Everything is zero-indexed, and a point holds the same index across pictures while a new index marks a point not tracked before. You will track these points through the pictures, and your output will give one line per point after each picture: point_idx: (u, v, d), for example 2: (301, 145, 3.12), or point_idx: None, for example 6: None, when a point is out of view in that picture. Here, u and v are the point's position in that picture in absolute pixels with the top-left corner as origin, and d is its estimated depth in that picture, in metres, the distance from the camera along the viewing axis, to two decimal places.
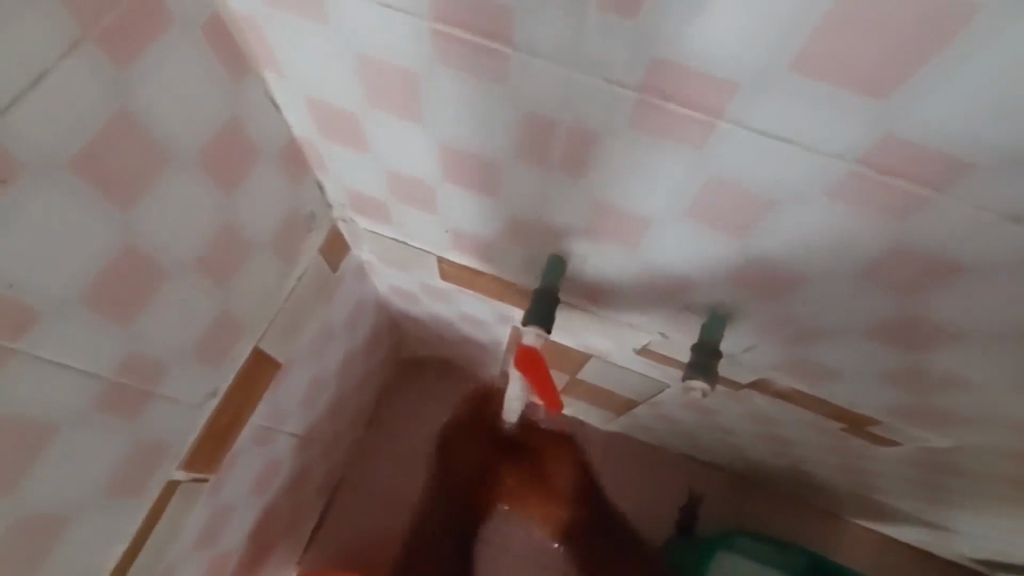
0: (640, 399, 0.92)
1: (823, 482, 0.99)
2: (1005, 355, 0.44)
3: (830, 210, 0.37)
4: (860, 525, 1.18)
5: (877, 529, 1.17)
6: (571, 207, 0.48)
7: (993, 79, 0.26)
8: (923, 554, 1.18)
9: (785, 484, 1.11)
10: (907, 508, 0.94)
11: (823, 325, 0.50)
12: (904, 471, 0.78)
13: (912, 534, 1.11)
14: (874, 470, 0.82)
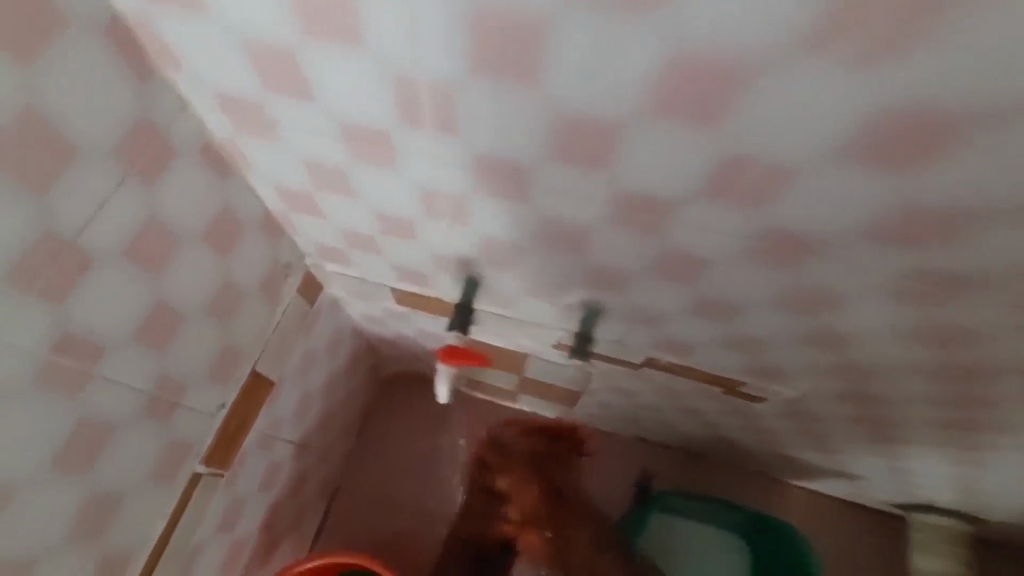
0: (580, 390, 1.10)
1: (745, 445, 1.17)
2: (772, 316, 0.63)
3: (612, 232, 0.57)
4: (795, 485, 1.35)
5: (809, 487, 1.34)
6: (466, 242, 0.68)
7: (649, 163, 0.46)
8: (851, 506, 1.36)
9: (723, 454, 1.29)
10: (813, 460, 1.12)
11: (659, 310, 0.70)
12: (786, 424, 0.96)
13: (836, 487, 1.29)
14: (769, 427, 1.00)
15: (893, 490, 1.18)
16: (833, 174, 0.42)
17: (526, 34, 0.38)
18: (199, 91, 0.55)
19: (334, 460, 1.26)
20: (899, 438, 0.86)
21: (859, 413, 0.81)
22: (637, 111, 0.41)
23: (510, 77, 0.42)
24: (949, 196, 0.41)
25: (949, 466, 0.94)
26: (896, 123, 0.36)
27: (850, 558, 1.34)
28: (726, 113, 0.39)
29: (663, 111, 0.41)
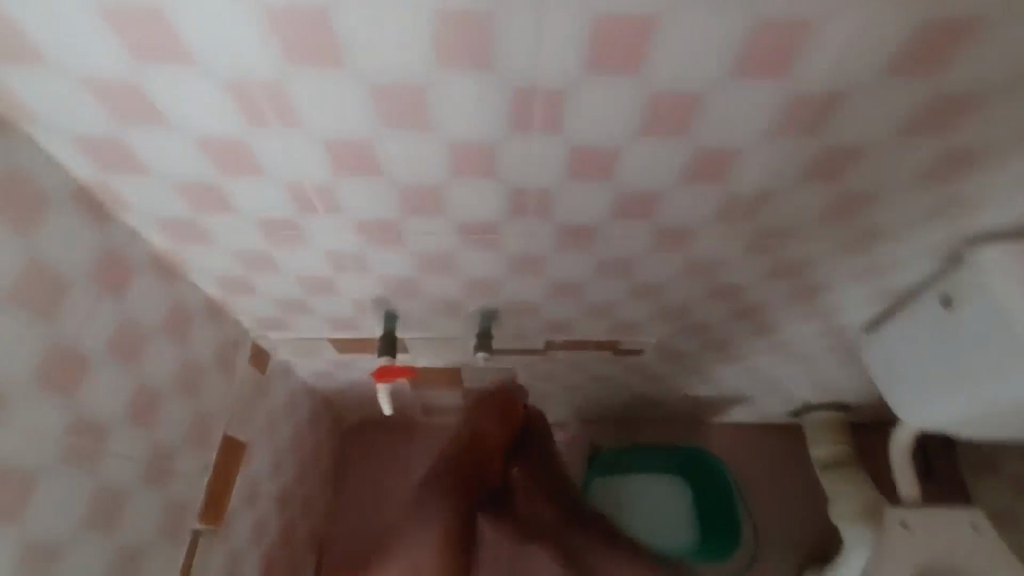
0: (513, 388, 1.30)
1: (658, 398, 1.41)
2: (604, 287, 0.87)
3: (469, 256, 0.79)
4: (716, 423, 1.59)
5: (726, 421, 1.58)
6: (372, 285, 0.89)
7: (469, 209, 0.70)
8: (766, 428, 1.59)
9: (647, 413, 1.52)
10: (709, 394, 1.37)
11: (530, 302, 0.93)
12: (668, 368, 1.20)
13: (744, 414, 1.54)
14: (660, 373, 1.24)
15: (778, 403, 1.45)
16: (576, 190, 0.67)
17: (361, 146, 0.60)
18: (146, 223, 0.74)
19: (315, 510, 1.40)
20: (744, 356, 1.12)
21: (705, 344, 1.07)
22: (446, 179, 0.65)
23: (361, 173, 0.64)
24: (647, 187, 0.65)
25: (794, 371, 1.19)
26: (589, 161, 0.61)
27: (781, 473, 1.55)
28: (495, 172, 0.63)
29: (460, 176, 0.64)
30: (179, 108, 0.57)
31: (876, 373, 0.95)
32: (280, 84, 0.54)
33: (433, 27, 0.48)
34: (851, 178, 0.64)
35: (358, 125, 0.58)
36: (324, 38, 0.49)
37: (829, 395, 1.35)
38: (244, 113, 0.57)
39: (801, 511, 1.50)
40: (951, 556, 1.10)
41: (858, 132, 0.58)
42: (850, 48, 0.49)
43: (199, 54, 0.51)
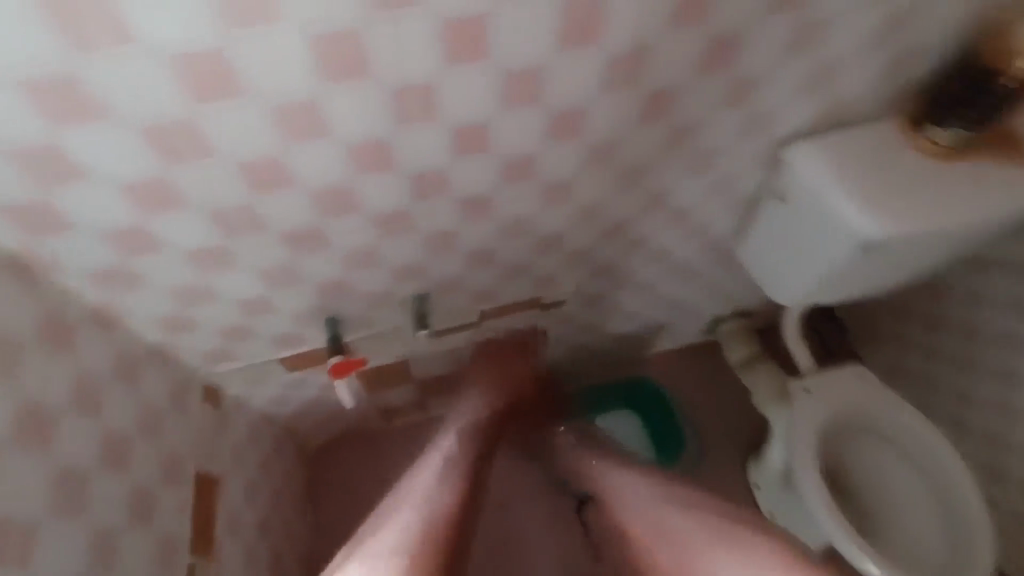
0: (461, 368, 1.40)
1: (594, 344, 1.54)
2: (514, 248, 0.99)
3: (388, 245, 0.89)
4: (652, 354, 1.75)
5: (660, 350, 1.74)
6: (308, 293, 0.97)
7: (377, 201, 0.80)
8: (694, 348, 1.77)
9: (590, 361, 1.64)
10: (634, 330, 1.54)
11: (454, 278, 1.04)
12: (591, 313, 1.35)
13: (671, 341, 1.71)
14: (587, 320, 1.39)
15: (693, 325, 1.64)
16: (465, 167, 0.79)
17: (272, 163, 0.70)
18: (77, 280, 0.78)
19: (299, 534, 1.44)
20: (649, 286, 1.29)
21: (613, 282, 1.23)
22: (351, 177, 0.75)
23: (276, 187, 0.73)
24: (522, 151, 0.78)
25: (694, 289, 1.38)
26: (468, 139, 0.73)
27: (715, 383, 1.73)
28: (392, 164, 0.74)
29: (363, 172, 0.74)
30: (96, 158, 0.63)
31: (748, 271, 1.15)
32: (192, 121, 0.62)
33: (314, 49, 0.59)
34: (676, 112, 0.80)
35: (265, 144, 0.67)
36: (222, 75, 0.59)
37: (730, 305, 1.56)
38: (160, 152, 0.65)
39: (739, 412, 1.69)
40: (845, 404, 1.33)
41: (668, 75, 0.74)
42: (639, 11, 0.64)
43: (111, 107, 0.59)
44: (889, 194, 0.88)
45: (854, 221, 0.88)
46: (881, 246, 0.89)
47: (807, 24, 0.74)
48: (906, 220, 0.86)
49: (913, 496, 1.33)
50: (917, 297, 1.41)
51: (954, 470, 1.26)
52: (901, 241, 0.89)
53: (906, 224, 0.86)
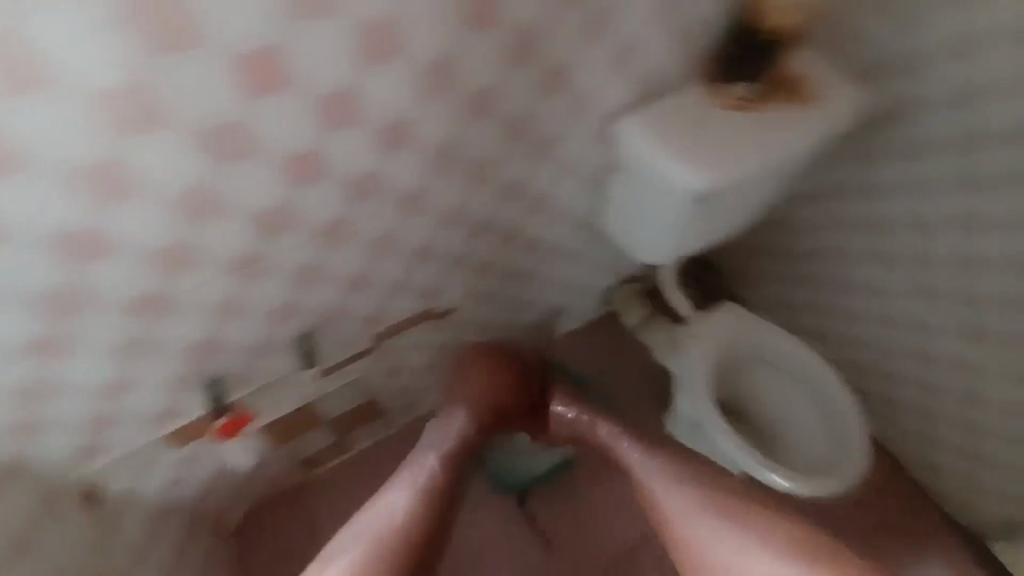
0: (371, 396, 1.36)
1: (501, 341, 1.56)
2: (388, 266, 0.99)
3: (250, 289, 0.86)
4: (557, 337, 1.78)
5: (564, 332, 1.78)
6: (175, 361, 0.90)
7: (221, 248, 0.78)
8: (596, 323, 1.83)
9: None
10: (533, 319, 1.59)
11: (334, 310, 1.01)
12: (488, 311, 1.37)
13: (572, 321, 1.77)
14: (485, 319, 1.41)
15: (588, 301, 1.72)
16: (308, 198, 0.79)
17: (86, 231, 0.67)
18: None
19: None
20: (533, 273, 1.34)
21: (497, 276, 1.26)
22: (181, 229, 0.73)
23: (99, 255, 0.70)
24: (359, 169, 0.80)
25: (576, 267, 1.45)
26: (298, 169, 0.75)
27: (619, 353, 1.81)
28: (225, 208, 0.74)
29: (195, 221, 0.73)
30: None
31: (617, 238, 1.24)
32: None
33: (102, 109, 0.60)
34: (498, 107, 0.86)
35: (71, 215, 0.65)
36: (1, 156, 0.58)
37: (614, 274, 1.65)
38: None
39: (645, 370, 1.80)
40: (726, 339, 1.47)
41: (478, 75, 0.79)
42: (428, 24, 0.70)
43: None
44: (702, 147, 0.98)
45: (677, 177, 0.97)
46: (707, 193, 0.99)
47: (595, 9, 0.82)
48: (721, 166, 0.97)
49: (800, 407, 1.49)
50: (762, 233, 1.57)
51: (824, 373, 1.42)
52: (725, 185, 0.99)
53: (721, 170, 0.96)
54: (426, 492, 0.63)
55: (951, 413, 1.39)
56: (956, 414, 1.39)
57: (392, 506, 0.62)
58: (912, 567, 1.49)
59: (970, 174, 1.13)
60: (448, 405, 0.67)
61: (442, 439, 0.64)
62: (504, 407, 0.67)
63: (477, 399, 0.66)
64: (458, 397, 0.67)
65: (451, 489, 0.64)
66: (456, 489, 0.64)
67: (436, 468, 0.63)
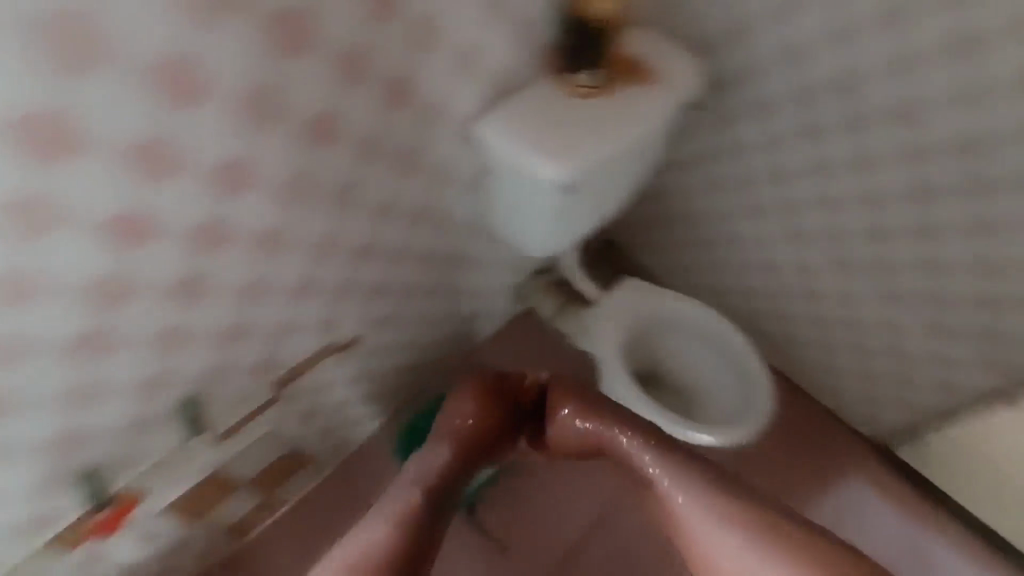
0: (291, 444, 1.31)
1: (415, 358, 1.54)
2: (263, 310, 0.95)
3: (103, 368, 0.81)
4: (480, 343, 1.75)
5: (484, 336, 1.75)
6: (37, 459, 0.84)
7: (53, 333, 0.73)
8: (517, 321, 1.80)
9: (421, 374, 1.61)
10: (448, 330, 1.57)
11: (216, 368, 0.96)
12: (395, 333, 1.35)
13: (492, 324, 1.75)
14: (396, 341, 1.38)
15: (506, 302, 1.72)
16: (143, 260, 0.75)
17: None
18: None
19: None
20: (434, 287, 1.33)
21: (396, 297, 1.23)
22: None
23: None
24: (197, 220, 0.77)
25: (479, 272, 1.45)
26: (122, 231, 0.71)
27: (544, 347, 1.77)
28: (45, 291, 0.69)
29: (12, 311, 0.68)
30: None
31: (507, 235, 1.25)
32: None
33: None
34: (343, 131, 0.84)
35: None
36: None
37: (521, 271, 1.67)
38: None
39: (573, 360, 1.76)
40: (631, 314, 1.52)
41: (307, 101, 0.77)
42: (233, 61, 0.67)
43: None
44: (559, 139, 0.99)
45: (540, 171, 0.98)
46: (573, 184, 1.01)
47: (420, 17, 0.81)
48: (580, 155, 0.99)
49: (710, 363, 1.56)
50: (647, 205, 1.63)
51: (725, 329, 1.51)
52: (588, 173, 1.02)
53: (580, 159, 0.99)
54: (407, 520, 0.73)
55: (841, 340, 1.51)
56: (845, 339, 1.51)
57: (374, 539, 0.72)
58: (835, 488, 1.61)
59: (811, 124, 1.23)
60: (432, 440, 0.80)
61: (425, 471, 0.77)
62: (496, 429, 0.83)
63: (462, 433, 0.80)
64: (436, 434, 0.80)
65: (430, 517, 0.75)
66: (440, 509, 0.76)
67: (416, 497, 0.75)
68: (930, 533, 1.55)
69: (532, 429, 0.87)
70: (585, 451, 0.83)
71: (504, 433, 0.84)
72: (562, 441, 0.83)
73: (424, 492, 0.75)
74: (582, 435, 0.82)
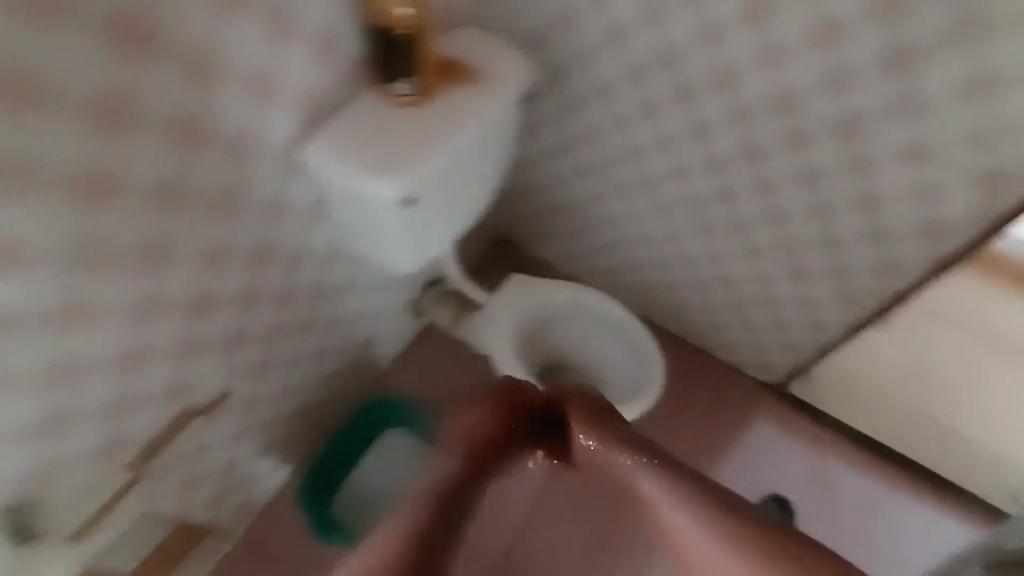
0: (179, 514, 1.26)
1: (317, 397, 1.49)
2: (81, 393, 0.87)
3: None
4: (386, 365, 1.71)
5: (389, 357, 1.72)
6: None
7: None
8: (421, 335, 1.77)
9: (328, 413, 1.57)
10: (345, 362, 1.52)
11: (42, 464, 0.88)
12: (277, 378, 1.29)
13: (395, 343, 1.71)
14: (281, 386, 1.33)
15: (407, 319, 1.69)
16: None
17: None
18: None
19: None
20: (309, 324, 1.29)
21: (264, 342, 1.17)
22: None
23: None
24: None
25: (360, 298, 1.42)
26: None
27: (451, 357, 1.75)
28: None
29: None
30: None
31: (370, 257, 1.21)
32: None
33: None
34: (127, 183, 0.77)
35: None
36: None
37: (416, 288, 1.63)
38: None
39: (472, 370, 1.74)
40: (521, 311, 1.50)
41: (63, 155, 0.69)
42: None
43: None
44: (386, 152, 0.96)
45: (374, 188, 0.95)
46: (412, 195, 0.97)
47: (184, 47, 0.74)
48: (414, 165, 0.95)
49: (606, 345, 1.58)
50: (535, 195, 1.71)
51: (612, 308, 1.52)
52: (424, 183, 0.98)
53: (411, 170, 0.95)
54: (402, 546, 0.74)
55: (723, 298, 1.60)
56: (724, 297, 1.59)
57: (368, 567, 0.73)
58: (739, 437, 1.72)
59: (646, 103, 1.27)
60: (436, 457, 0.79)
61: (427, 490, 0.76)
62: (502, 445, 0.80)
63: (466, 446, 0.78)
64: (441, 449, 0.79)
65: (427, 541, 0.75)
66: (441, 531, 0.76)
67: (411, 521, 0.75)
68: (829, 461, 1.68)
69: (552, 440, 0.84)
70: (597, 467, 0.84)
71: (512, 445, 0.82)
72: (577, 456, 0.84)
73: (421, 515, 0.75)
74: (595, 454, 0.83)
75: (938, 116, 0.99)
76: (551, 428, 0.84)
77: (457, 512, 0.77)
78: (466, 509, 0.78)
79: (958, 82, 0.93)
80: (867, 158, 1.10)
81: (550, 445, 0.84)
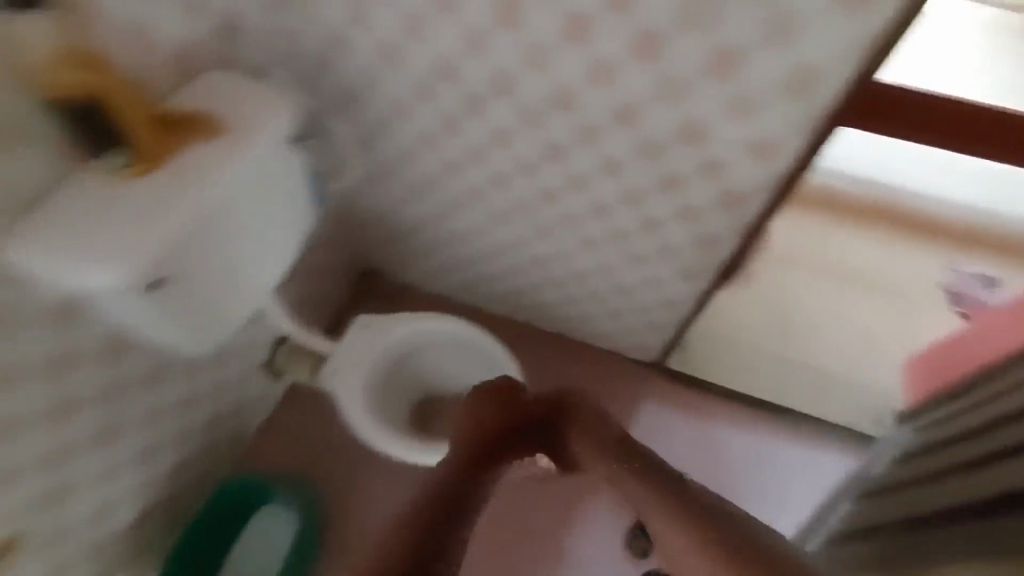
0: None
1: (168, 491, 1.38)
2: None
3: None
4: (253, 434, 1.61)
5: (257, 425, 1.61)
6: None
7: None
8: (289, 394, 1.67)
9: (185, 502, 1.45)
10: (193, 448, 1.41)
11: None
12: (92, 493, 1.18)
13: (260, 409, 1.60)
14: (102, 497, 1.21)
15: (267, 380, 1.58)
16: None
17: None
18: None
19: None
20: (117, 426, 1.17)
21: (51, 463, 1.06)
22: None
23: None
24: None
25: (186, 379, 1.30)
26: None
27: (323, 415, 1.64)
28: None
29: None
30: None
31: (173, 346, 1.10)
32: None
33: None
34: None
35: None
36: None
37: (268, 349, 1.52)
38: None
39: (340, 422, 1.63)
40: (372, 357, 1.42)
41: None
42: None
43: None
44: (105, 238, 0.88)
45: (92, 279, 0.86)
46: (147, 279, 0.89)
47: None
48: (131, 249, 0.87)
49: (473, 369, 1.52)
50: (379, 221, 1.62)
51: (469, 329, 1.45)
52: (160, 265, 0.90)
53: (133, 253, 0.87)
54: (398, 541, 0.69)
55: (581, 291, 1.58)
56: (582, 291, 1.58)
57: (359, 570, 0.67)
58: (632, 422, 1.72)
59: (445, 114, 1.21)
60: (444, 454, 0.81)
61: (429, 483, 0.77)
62: (500, 438, 0.84)
63: (470, 442, 0.82)
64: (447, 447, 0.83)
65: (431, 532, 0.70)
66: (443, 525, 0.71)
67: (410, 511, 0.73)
68: (714, 424, 1.72)
69: (546, 445, 0.89)
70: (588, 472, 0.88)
71: (512, 440, 0.85)
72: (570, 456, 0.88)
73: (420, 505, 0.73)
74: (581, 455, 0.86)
75: (696, 94, 0.96)
76: (544, 436, 0.89)
77: (454, 510, 0.73)
78: (462, 507, 0.74)
79: (703, 60, 0.91)
80: (654, 142, 1.08)
81: (545, 447, 0.89)
